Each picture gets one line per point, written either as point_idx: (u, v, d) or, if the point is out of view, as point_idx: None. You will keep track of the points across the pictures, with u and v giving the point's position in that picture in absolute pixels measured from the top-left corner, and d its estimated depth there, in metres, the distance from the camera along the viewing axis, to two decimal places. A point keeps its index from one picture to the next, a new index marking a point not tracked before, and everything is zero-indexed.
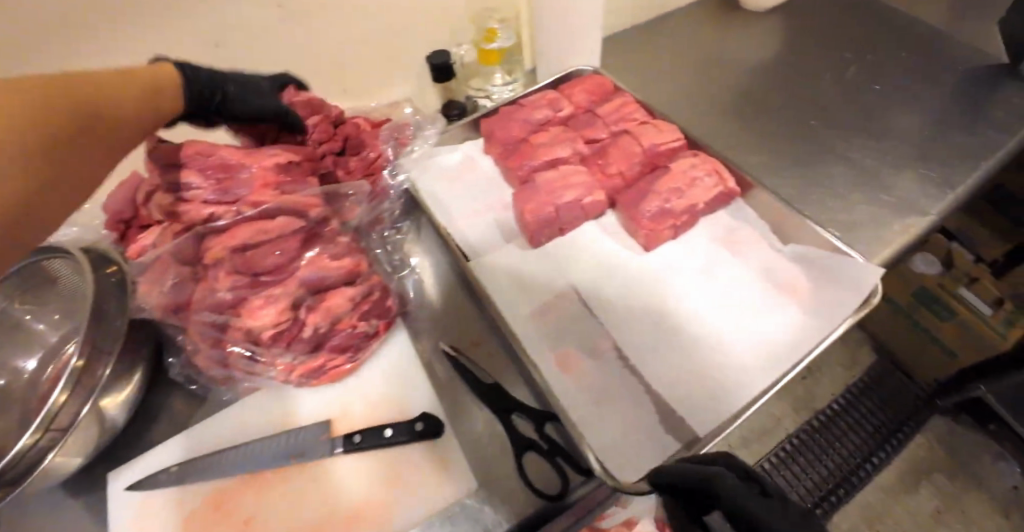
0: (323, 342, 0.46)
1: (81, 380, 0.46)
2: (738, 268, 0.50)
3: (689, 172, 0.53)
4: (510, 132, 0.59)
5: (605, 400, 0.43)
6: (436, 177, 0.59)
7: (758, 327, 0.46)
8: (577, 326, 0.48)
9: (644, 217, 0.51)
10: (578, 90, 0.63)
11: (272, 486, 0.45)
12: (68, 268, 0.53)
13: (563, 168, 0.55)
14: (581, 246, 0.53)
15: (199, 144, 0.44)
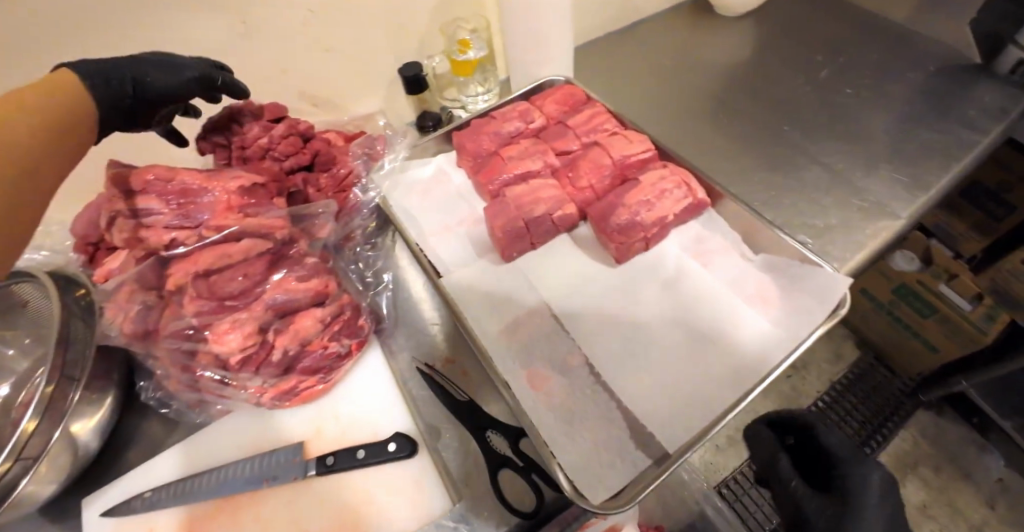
0: (293, 364, 0.46)
1: (52, 407, 0.44)
2: (708, 279, 0.50)
3: (659, 183, 0.52)
4: (480, 146, 0.58)
5: (575, 417, 0.43)
6: (406, 193, 0.58)
7: (727, 338, 0.46)
8: (551, 341, 0.48)
9: (614, 230, 0.50)
10: (549, 101, 0.63)
11: (243, 510, 0.45)
12: (35, 292, 0.53)
13: (533, 182, 0.55)
14: (553, 261, 0.53)
15: (159, 167, 0.42)
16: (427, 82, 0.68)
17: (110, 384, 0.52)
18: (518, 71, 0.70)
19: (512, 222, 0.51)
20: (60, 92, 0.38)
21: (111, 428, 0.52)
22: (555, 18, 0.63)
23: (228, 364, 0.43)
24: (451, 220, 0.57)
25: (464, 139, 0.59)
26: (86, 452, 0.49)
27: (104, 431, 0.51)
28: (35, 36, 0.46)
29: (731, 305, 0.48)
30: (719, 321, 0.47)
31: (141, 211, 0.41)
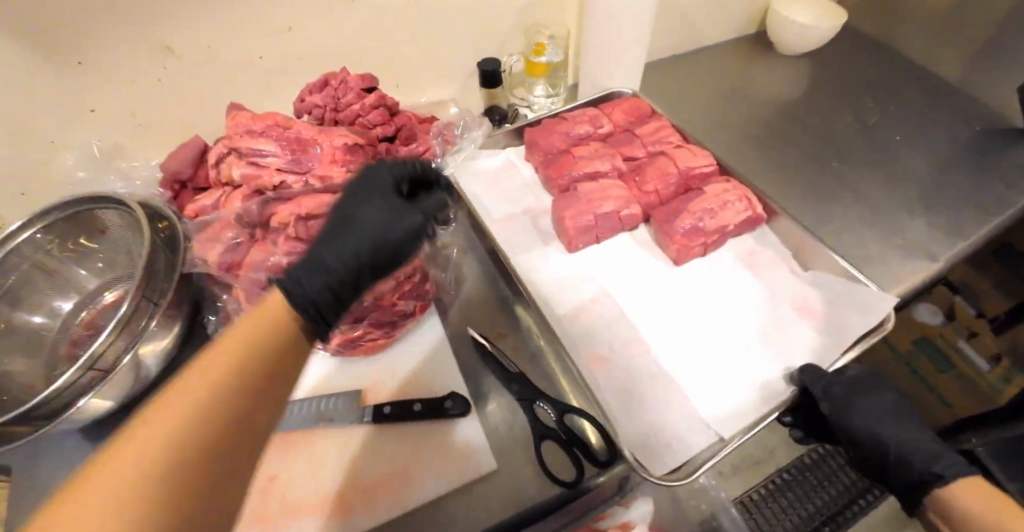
0: (363, 315, 0.49)
1: (128, 326, 0.48)
2: (760, 288, 0.53)
3: (721, 195, 0.56)
4: (553, 142, 0.62)
5: (632, 398, 0.46)
6: (477, 179, 0.63)
7: (777, 344, 0.48)
8: (613, 327, 0.51)
9: (677, 233, 0.54)
10: (616, 111, 0.66)
11: (297, 448, 0.47)
12: (117, 220, 0.56)
13: (601, 182, 0.59)
14: (613, 255, 0.57)
15: (276, 115, 0.46)
16: (502, 78, 0.72)
17: (179, 314, 0.53)
18: (588, 79, 0.73)
19: (579, 215, 0.55)
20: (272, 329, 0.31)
21: (172, 356, 0.55)
22: (633, 34, 0.67)
23: None
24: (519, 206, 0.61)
25: (536, 134, 0.63)
26: (144, 375, 0.51)
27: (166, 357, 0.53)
28: None
29: (777, 316, 0.50)
30: (766, 329, 0.50)
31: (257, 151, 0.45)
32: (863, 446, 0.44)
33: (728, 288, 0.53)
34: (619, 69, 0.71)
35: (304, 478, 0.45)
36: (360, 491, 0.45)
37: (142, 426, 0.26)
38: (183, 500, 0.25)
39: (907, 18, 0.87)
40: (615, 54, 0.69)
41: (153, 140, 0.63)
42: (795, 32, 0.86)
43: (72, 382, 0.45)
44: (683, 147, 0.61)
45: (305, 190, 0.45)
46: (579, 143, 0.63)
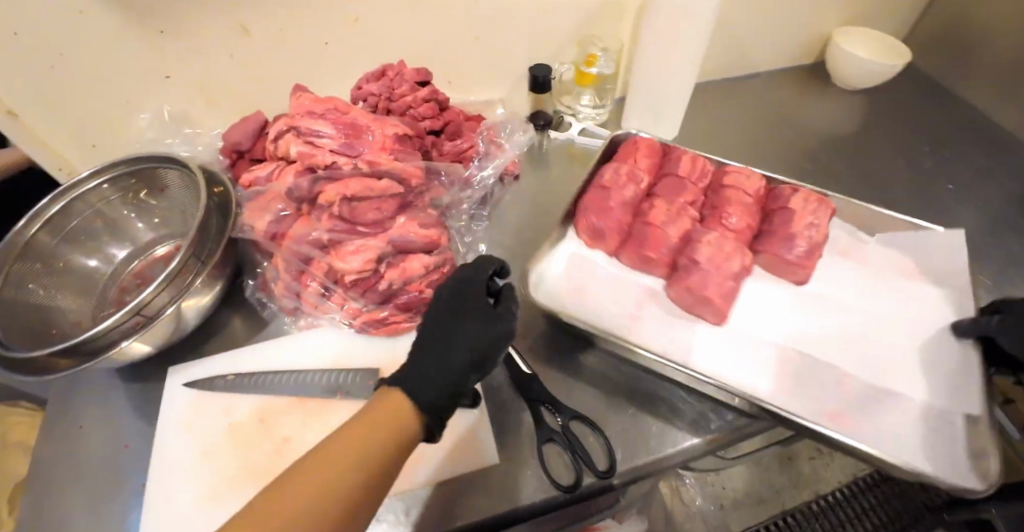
0: (391, 297, 0.51)
1: (174, 280, 0.51)
2: (861, 277, 0.59)
3: (803, 207, 0.60)
4: (614, 223, 0.59)
5: (848, 414, 0.49)
6: (561, 298, 0.57)
7: (915, 329, 0.55)
8: (818, 377, 0.52)
9: (800, 258, 0.57)
10: (639, 157, 0.65)
11: (314, 415, 0.50)
12: (177, 180, 0.60)
13: (710, 240, 0.57)
14: (761, 330, 0.56)
15: (334, 99, 0.48)
16: (551, 85, 0.73)
17: (221, 275, 0.56)
18: (636, 96, 0.74)
19: (721, 285, 0.54)
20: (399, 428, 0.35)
21: (209, 312, 0.58)
22: (685, 54, 0.67)
23: (345, 281, 0.48)
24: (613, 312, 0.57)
25: (585, 214, 0.59)
26: (181, 326, 0.54)
27: (203, 312, 0.57)
28: None
29: (892, 315, 0.56)
30: (891, 336, 0.54)
31: (313, 131, 0.46)
32: None
33: (833, 309, 0.57)
34: (668, 88, 0.72)
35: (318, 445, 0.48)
36: None
37: (302, 479, 0.30)
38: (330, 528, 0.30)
39: (976, 64, 0.84)
40: (665, 72, 0.69)
41: (219, 110, 0.67)
42: (854, 67, 0.85)
43: (117, 325, 0.48)
44: (726, 174, 0.64)
45: (352, 173, 0.47)
46: (643, 205, 0.62)
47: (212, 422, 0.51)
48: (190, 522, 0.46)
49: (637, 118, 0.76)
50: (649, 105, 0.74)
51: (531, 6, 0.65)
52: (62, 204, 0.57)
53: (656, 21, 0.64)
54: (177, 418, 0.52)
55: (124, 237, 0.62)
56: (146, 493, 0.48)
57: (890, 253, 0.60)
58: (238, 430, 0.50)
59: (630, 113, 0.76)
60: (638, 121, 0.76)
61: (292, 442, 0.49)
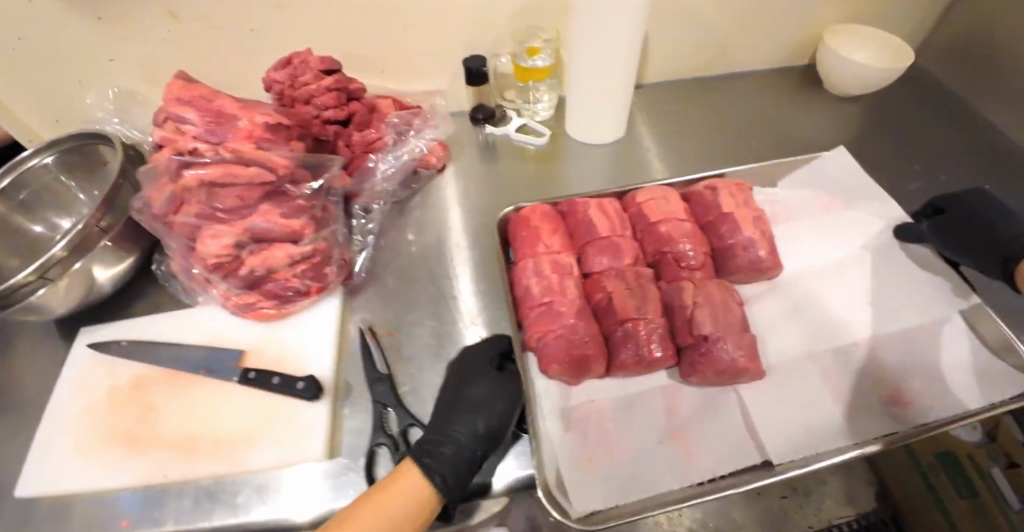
0: (258, 284, 0.53)
1: (81, 244, 0.55)
2: (806, 245, 0.61)
3: (735, 203, 0.60)
4: (590, 349, 0.50)
5: (864, 370, 0.52)
6: (597, 478, 0.45)
7: (870, 277, 0.59)
8: (847, 373, 0.52)
9: (767, 261, 0.57)
10: (548, 237, 0.57)
11: (180, 387, 0.52)
12: (111, 154, 0.62)
13: (698, 296, 0.54)
14: (789, 370, 0.53)
15: (204, 87, 0.49)
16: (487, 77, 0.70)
17: (133, 246, 0.61)
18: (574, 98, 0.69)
19: (737, 347, 0.50)
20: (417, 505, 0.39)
21: (126, 279, 0.63)
22: (622, 52, 0.62)
23: (208, 265, 0.50)
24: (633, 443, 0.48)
25: (550, 351, 0.49)
26: (96, 291, 0.60)
27: (117, 280, 0.61)
28: None
29: (840, 259, 0.60)
30: (852, 289, 0.58)
31: (179, 117, 0.48)
32: (993, 251, 0.53)
33: (808, 311, 0.57)
34: (608, 89, 0.67)
35: (174, 416, 0.51)
36: (206, 442, 0.48)
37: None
38: None
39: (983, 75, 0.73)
40: (601, 72, 0.65)
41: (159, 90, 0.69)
42: (845, 72, 0.76)
43: (26, 283, 0.52)
44: (641, 206, 0.60)
45: (214, 159, 0.48)
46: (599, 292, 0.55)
47: (98, 383, 0.55)
48: (59, 474, 0.49)
49: (578, 120, 0.72)
50: (589, 107, 0.69)
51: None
52: (8, 179, 0.59)
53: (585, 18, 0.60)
54: (71, 376, 0.56)
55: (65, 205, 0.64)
56: (31, 444, 0.51)
57: (799, 194, 0.66)
58: (116, 393, 0.54)
59: (572, 114, 0.72)
60: (580, 122, 0.72)
61: (154, 409, 0.51)
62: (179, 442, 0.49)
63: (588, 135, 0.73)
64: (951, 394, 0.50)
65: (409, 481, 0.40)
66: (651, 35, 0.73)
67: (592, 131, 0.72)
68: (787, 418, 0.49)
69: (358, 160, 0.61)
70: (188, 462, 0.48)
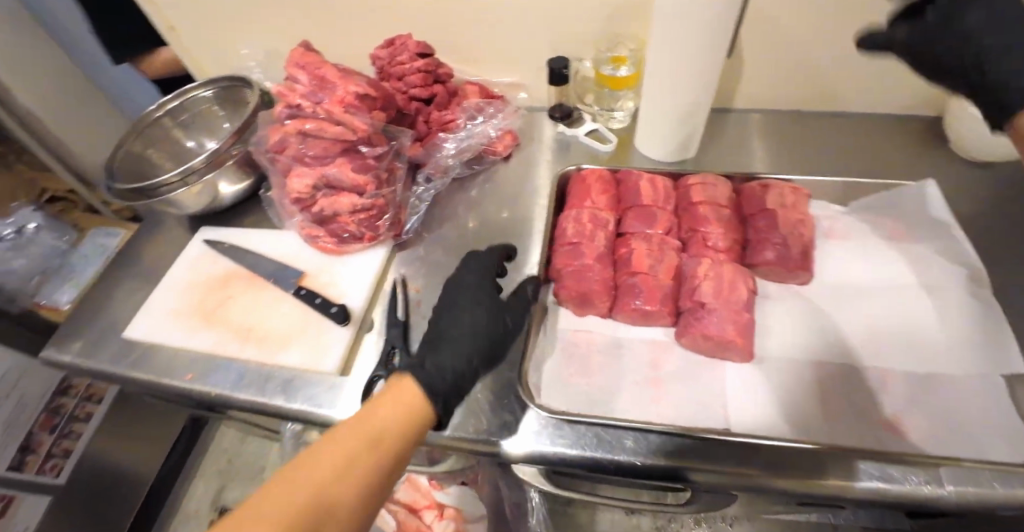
0: (326, 222, 0.64)
1: (213, 162, 0.71)
2: (848, 264, 0.49)
3: (786, 202, 0.51)
4: (595, 288, 0.49)
5: (870, 395, 0.42)
6: (567, 391, 0.46)
7: (921, 315, 0.45)
8: (857, 399, 0.42)
9: (796, 259, 0.47)
10: (586, 194, 0.56)
11: (253, 289, 0.66)
12: (249, 96, 0.77)
13: (712, 273, 0.47)
14: (780, 376, 0.44)
15: (315, 54, 0.59)
16: (569, 79, 0.73)
17: (252, 172, 0.77)
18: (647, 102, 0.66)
19: (727, 325, 0.44)
20: (408, 410, 0.39)
21: (243, 197, 0.79)
22: (699, 62, 0.58)
23: (292, 198, 0.62)
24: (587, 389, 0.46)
25: (562, 281, 0.50)
26: (219, 201, 0.76)
27: (236, 196, 0.78)
28: None
29: (887, 292, 0.47)
30: (887, 319, 0.45)
31: (291, 76, 0.59)
32: None
33: (838, 321, 0.46)
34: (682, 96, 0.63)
35: (243, 308, 0.65)
36: (259, 334, 0.62)
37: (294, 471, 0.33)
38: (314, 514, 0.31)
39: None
40: (676, 77, 0.61)
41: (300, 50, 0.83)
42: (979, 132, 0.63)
43: (170, 183, 0.70)
44: (689, 187, 0.55)
45: (310, 116, 0.59)
46: (614, 248, 0.53)
47: (200, 269, 0.71)
48: (159, 326, 0.67)
49: (649, 125, 0.69)
50: (660, 112, 0.66)
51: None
52: (176, 102, 0.77)
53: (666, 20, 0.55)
54: (186, 259, 0.73)
55: (210, 129, 0.79)
56: (150, 301, 0.69)
57: (861, 216, 0.52)
58: (209, 280, 0.69)
59: (643, 118, 0.70)
60: (650, 129, 0.69)
61: (231, 299, 0.66)
62: (241, 328, 0.63)
63: (657, 141, 0.71)
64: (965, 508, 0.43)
65: (401, 390, 0.40)
66: (745, 61, 0.70)
67: (660, 141, 0.70)
68: (773, 415, 0.42)
69: (430, 136, 0.70)
70: (245, 345, 0.62)
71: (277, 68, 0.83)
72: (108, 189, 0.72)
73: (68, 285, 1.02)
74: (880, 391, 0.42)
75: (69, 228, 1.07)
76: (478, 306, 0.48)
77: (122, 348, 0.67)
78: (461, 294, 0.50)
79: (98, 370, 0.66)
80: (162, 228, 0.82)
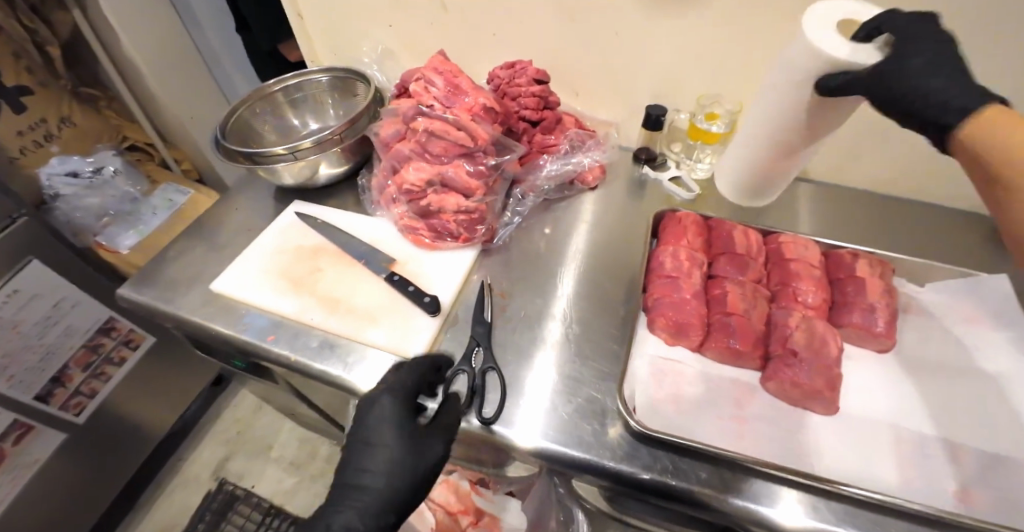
0: (428, 216, 0.68)
1: (321, 144, 0.75)
2: (927, 337, 0.53)
3: (872, 273, 0.55)
4: (692, 321, 0.53)
5: (941, 464, 0.45)
6: (652, 412, 0.49)
7: (997, 394, 0.48)
8: (931, 463, 0.45)
9: (879, 326, 0.52)
10: (682, 235, 0.61)
11: (341, 267, 0.69)
12: (362, 89, 0.82)
13: (804, 326, 0.52)
14: (856, 431, 0.48)
15: (455, 64, 0.65)
16: (663, 126, 0.78)
17: (350, 159, 0.81)
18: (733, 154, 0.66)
19: (818, 376, 0.48)
20: None
21: (336, 179, 0.84)
22: (799, 123, 0.54)
23: (403, 189, 0.66)
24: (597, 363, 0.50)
25: (660, 309, 0.54)
26: (314, 179, 0.80)
27: (330, 177, 0.82)
28: None
29: (965, 371, 0.50)
30: (964, 394, 0.49)
31: (429, 79, 0.64)
32: None
33: (916, 391, 0.50)
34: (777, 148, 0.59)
35: (330, 282, 0.68)
36: (346, 309, 0.64)
37: None
38: None
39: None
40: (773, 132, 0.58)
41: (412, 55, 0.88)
42: None
43: (280, 155, 0.74)
44: (780, 244, 0.59)
45: (437, 117, 0.64)
46: (709, 290, 0.57)
47: (290, 240, 0.74)
48: (246, 285, 0.70)
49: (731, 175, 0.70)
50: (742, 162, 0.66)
51: (664, 47, 0.71)
52: (295, 80, 0.82)
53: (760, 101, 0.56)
54: (277, 228, 0.76)
55: (320, 113, 0.85)
56: (239, 261, 0.73)
57: (942, 298, 0.57)
58: (299, 250, 0.72)
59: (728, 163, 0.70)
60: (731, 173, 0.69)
61: (319, 272, 0.69)
62: (328, 299, 0.66)
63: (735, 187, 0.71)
64: None
65: None
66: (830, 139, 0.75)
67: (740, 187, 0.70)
68: (847, 467, 0.46)
69: (531, 157, 0.75)
70: (330, 316, 0.64)
71: (388, 68, 0.88)
72: (217, 147, 0.76)
73: (132, 231, 1.06)
74: (953, 461, 0.45)
75: (142, 178, 1.11)
76: (388, 444, 0.49)
77: (206, 300, 0.71)
78: (373, 430, 0.50)
79: (179, 315, 0.69)
80: (253, 195, 0.86)
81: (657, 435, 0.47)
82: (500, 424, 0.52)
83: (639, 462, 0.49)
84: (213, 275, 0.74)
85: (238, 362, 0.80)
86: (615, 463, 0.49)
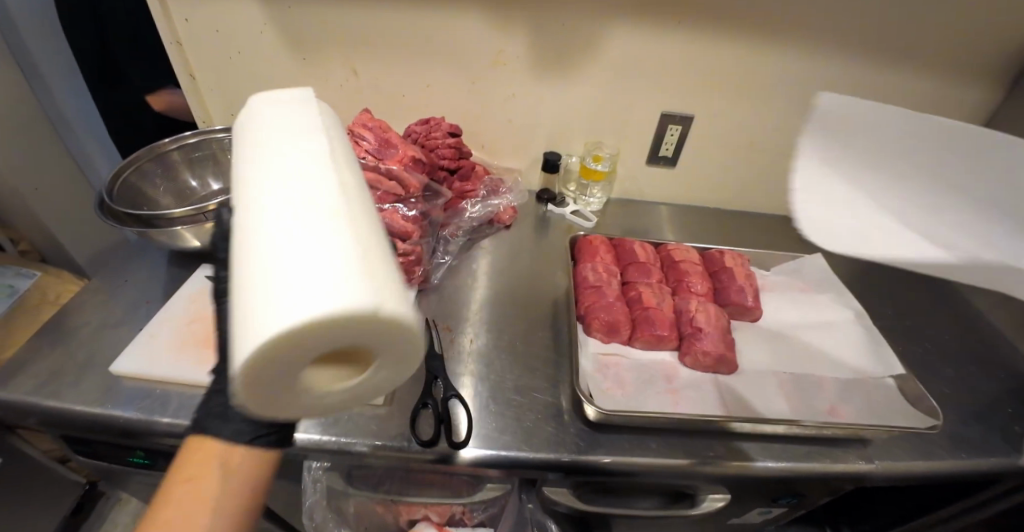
0: None
1: None
2: (775, 306, 0.73)
3: (740, 266, 0.74)
4: (620, 319, 0.64)
5: (805, 391, 0.62)
6: (613, 397, 0.59)
7: (830, 341, 0.67)
8: (806, 395, 0.61)
9: (748, 300, 0.70)
10: (593, 256, 0.74)
11: None
12: None
13: (701, 308, 0.67)
14: (750, 385, 0.62)
15: (382, 121, 0.73)
16: (559, 168, 0.91)
17: None
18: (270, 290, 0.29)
19: (719, 343, 0.63)
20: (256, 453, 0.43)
21: None
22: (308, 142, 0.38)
23: None
24: (391, 349, 0.32)
25: (595, 313, 0.65)
26: None
27: None
28: (363, 31, 0.79)
29: (805, 326, 0.70)
30: (813, 344, 0.67)
31: (358, 136, 0.71)
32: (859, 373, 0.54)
33: (784, 347, 0.67)
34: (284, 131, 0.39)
35: None
36: None
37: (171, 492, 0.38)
38: (233, 504, 0.39)
39: None
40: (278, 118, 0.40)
41: None
42: None
43: (184, 216, 0.70)
44: (670, 251, 0.77)
45: (369, 168, 0.69)
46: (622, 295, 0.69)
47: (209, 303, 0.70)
48: (154, 358, 0.63)
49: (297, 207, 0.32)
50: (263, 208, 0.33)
51: (555, 101, 0.84)
52: (194, 140, 0.80)
53: (274, 318, 0.28)
54: (189, 293, 0.72)
55: (222, 174, 0.84)
56: (141, 336, 0.66)
57: (783, 279, 0.77)
58: None
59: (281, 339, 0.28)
60: (268, 268, 0.30)
61: None
62: None
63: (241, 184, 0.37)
64: (906, 472, 0.58)
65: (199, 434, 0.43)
66: (694, 171, 0.92)
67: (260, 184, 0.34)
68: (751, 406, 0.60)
69: (453, 203, 0.83)
70: None
71: None
72: (101, 210, 0.70)
73: None
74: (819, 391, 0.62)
75: None
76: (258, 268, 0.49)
77: (103, 388, 0.61)
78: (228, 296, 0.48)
79: (71, 412, 0.59)
80: (150, 267, 0.78)
81: (623, 413, 0.55)
82: (470, 445, 0.56)
83: (602, 442, 0.58)
84: (109, 357, 0.65)
85: (139, 457, 0.66)
86: (581, 455, 0.57)
